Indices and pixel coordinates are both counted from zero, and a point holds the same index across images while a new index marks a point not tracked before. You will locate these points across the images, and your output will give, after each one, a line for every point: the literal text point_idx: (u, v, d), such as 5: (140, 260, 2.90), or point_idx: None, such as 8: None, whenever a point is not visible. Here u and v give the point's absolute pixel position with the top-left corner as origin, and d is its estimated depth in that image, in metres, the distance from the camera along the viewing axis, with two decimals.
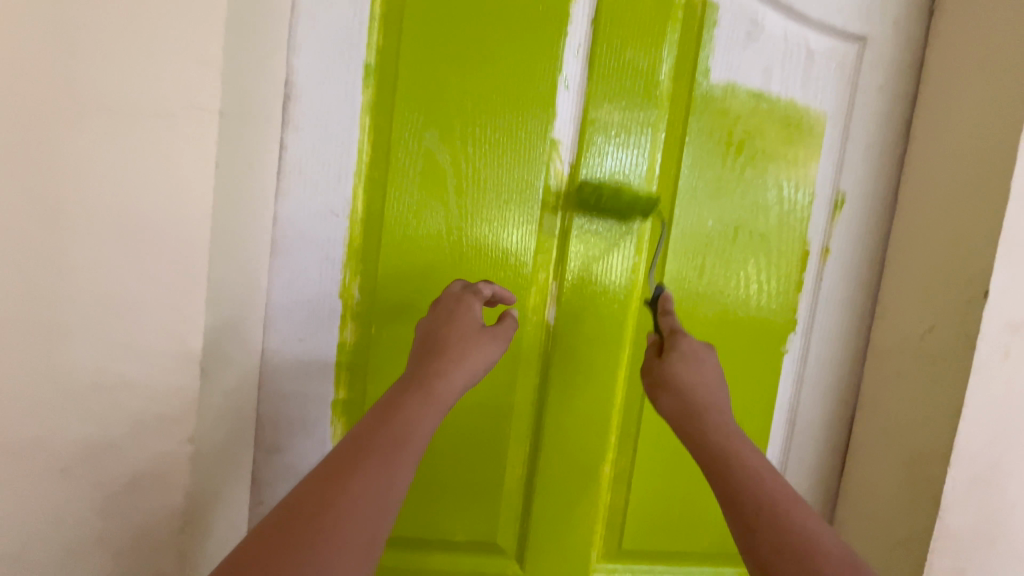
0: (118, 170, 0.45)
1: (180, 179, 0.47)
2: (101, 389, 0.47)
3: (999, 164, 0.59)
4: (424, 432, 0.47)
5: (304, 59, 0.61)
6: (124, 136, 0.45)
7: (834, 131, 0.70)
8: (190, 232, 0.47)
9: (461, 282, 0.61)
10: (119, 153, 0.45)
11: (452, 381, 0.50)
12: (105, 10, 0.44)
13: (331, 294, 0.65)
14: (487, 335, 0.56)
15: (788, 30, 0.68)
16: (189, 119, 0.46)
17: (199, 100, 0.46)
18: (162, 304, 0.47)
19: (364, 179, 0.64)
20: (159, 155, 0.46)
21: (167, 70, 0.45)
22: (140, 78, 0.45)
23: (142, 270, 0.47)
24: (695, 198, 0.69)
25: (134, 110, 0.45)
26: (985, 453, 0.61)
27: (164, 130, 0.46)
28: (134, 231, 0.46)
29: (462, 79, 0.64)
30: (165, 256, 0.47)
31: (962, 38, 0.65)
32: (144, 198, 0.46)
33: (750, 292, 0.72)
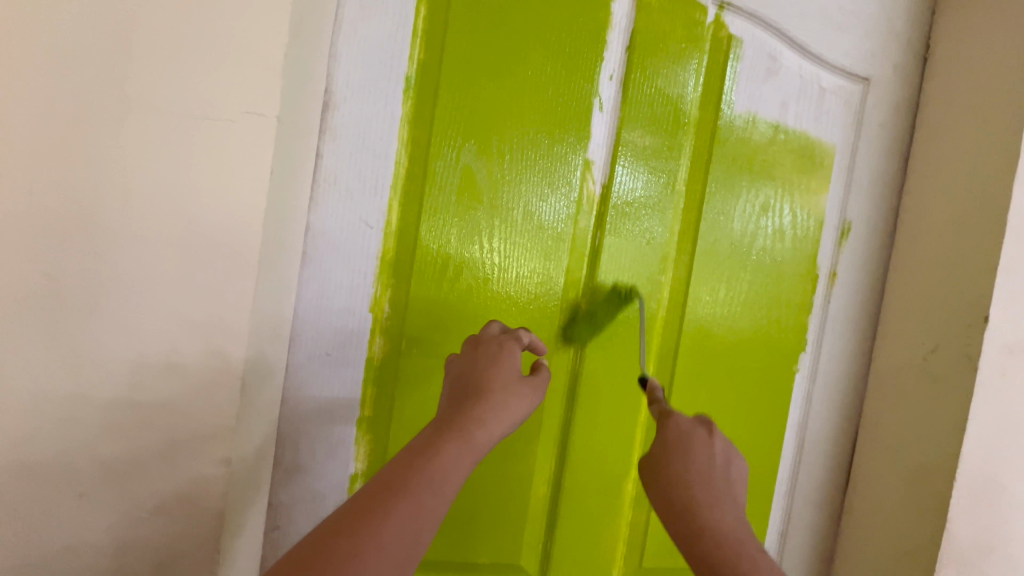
0: (168, 169, 0.43)
1: (232, 186, 0.45)
2: (137, 400, 0.45)
3: (995, 203, 0.65)
4: (456, 483, 0.46)
5: (345, 68, 0.59)
6: (175, 133, 0.43)
7: (841, 163, 0.75)
8: (240, 238, 0.45)
9: (501, 325, 0.60)
10: (169, 150, 0.43)
11: (490, 431, 0.49)
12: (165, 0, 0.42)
13: (361, 308, 0.63)
14: (528, 386, 0.54)
15: (803, 68, 0.73)
16: (246, 125, 0.45)
17: (257, 100, 0.44)
18: (206, 313, 0.45)
19: (399, 192, 0.63)
20: (212, 156, 0.44)
21: (226, 68, 0.44)
22: (197, 73, 0.43)
23: (187, 276, 0.45)
24: (718, 222, 0.72)
25: (188, 106, 0.43)
26: (987, 468, 0.65)
27: (218, 130, 0.44)
28: (180, 233, 0.44)
29: (501, 97, 0.64)
30: (212, 262, 0.45)
31: (956, 85, 0.71)
32: (193, 200, 0.44)
33: (766, 313, 0.75)
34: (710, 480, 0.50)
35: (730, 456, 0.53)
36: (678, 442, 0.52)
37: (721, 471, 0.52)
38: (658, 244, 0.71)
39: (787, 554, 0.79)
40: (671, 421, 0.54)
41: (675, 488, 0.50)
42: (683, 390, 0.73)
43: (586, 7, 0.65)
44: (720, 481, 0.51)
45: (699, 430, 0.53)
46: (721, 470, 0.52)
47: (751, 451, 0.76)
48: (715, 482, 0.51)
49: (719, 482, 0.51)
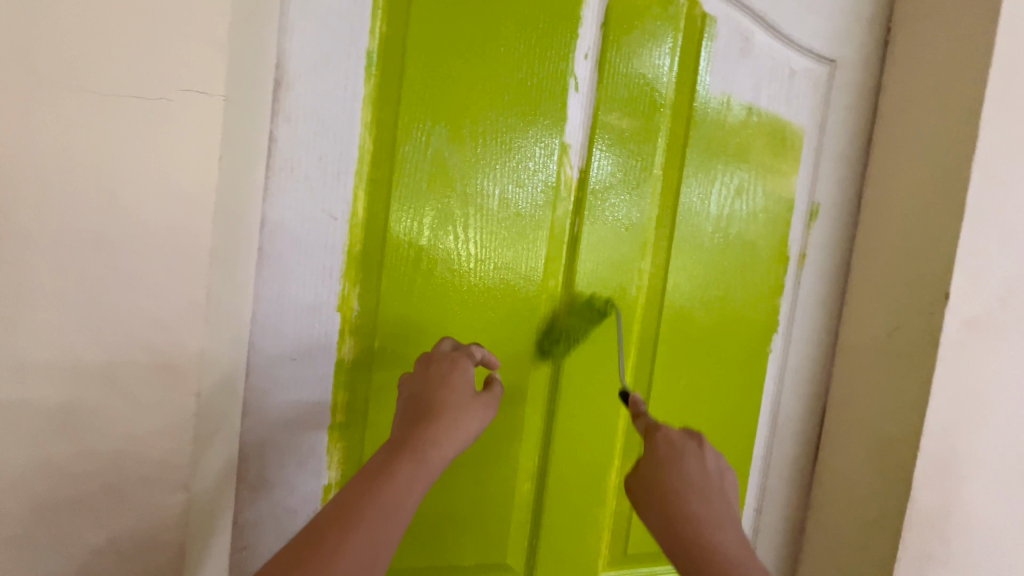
0: (95, 154, 0.37)
1: (172, 179, 0.39)
2: (72, 423, 0.39)
3: (953, 181, 0.67)
4: (410, 508, 0.43)
5: (298, 42, 0.54)
6: (102, 111, 0.37)
7: (810, 146, 0.76)
8: (190, 235, 0.40)
9: (450, 341, 0.58)
10: (94, 131, 0.37)
11: (445, 451, 0.46)
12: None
13: (327, 307, 0.58)
14: (483, 401, 0.52)
15: (775, 49, 0.72)
16: (186, 103, 0.38)
17: (199, 74, 0.38)
18: (152, 322, 0.40)
19: (365, 180, 0.58)
20: (149, 139, 0.38)
21: (160, 34, 0.37)
22: (124, 38, 0.37)
23: (125, 279, 0.39)
24: (695, 206, 0.71)
25: (116, 79, 0.37)
26: (948, 437, 0.69)
27: (154, 108, 0.38)
28: (114, 230, 0.38)
29: (473, 75, 0.60)
30: (156, 263, 0.39)
31: (917, 66, 0.72)
32: (128, 191, 0.38)
33: (741, 295, 0.75)
34: (705, 497, 0.50)
35: (723, 471, 0.53)
36: (668, 458, 0.52)
37: (717, 487, 0.51)
38: (637, 229, 0.69)
39: (760, 528, 0.81)
40: (659, 436, 0.54)
41: (673, 504, 0.49)
42: (665, 372, 0.73)
43: None
44: (717, 497, 0.51)
45: (689, 444, 0.53)
46: (716, 486, 0.51)
47: (728, 430, 0.77)
48: (712, 500, 0.50)
49: (717, 500, 0.50)
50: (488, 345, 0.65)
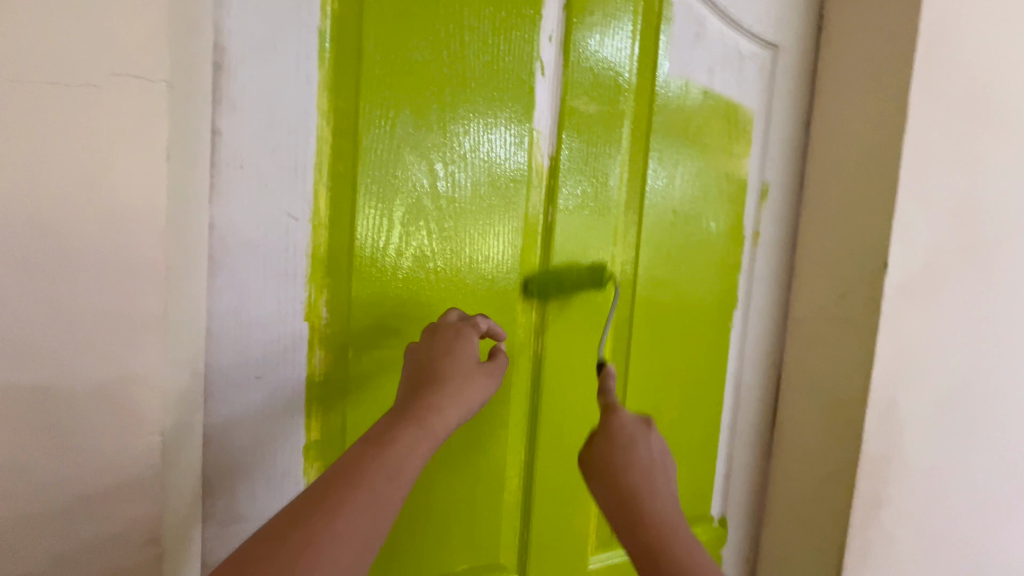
0: (15, 153, 0.31)
1: (115, 185, 0.33)
2: (12, 468, 0.33)
3: (888, 157, 0.72)
4: (415, 471, 0.41)
5: (238, 19, 0.47)
6: (13, 100, 0.31)
7: (759, 128, 0.79)
8: (140, 244, 0.35)
9: (457, 312, 0.56)
10: (7, 124, 0.31)
11: (448, 418, 0.45)
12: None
13: (293, 317, 0.53)
14: (487, 371, 0.51)
15: (725, 34, 0.74)
16: (119, 91, 0.33)
17: (138, 60, 0.33)
18: (98, 347, 0.34)
19: (326, 174, 0.53)
20: (74, 133, 0.32)
21: (82, 8, 0.32)
22: (37, 12, 0.31)
23: (62, 297, 0.33)
24: (660, 189, 0.72)
25: (32, 63, 0.31)
26: (889, 392, 0.76)
27: (76, 96, 0.32)
28: (42, 242, 0.32)
29: (436, 58, 0.56)
30: (97, 278, 0.34)
31: (852, 50, 0.77)
32: (56, 194, 0.32)
33: (705, 274, 0.78)
34: (651, 476, 0.48)
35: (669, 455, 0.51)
36: (622, 439, 0.49)
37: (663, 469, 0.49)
38: (608, 215, 0.69)
39: (730, 493, 0.86)
40: (615, 417, 0.51)
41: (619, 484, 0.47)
42: (640, 353, 0.74)
43: None
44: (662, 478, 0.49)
45: (641, 427, 0.51)
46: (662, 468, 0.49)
47: (699, 405, 0.80)
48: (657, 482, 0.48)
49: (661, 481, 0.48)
50: None
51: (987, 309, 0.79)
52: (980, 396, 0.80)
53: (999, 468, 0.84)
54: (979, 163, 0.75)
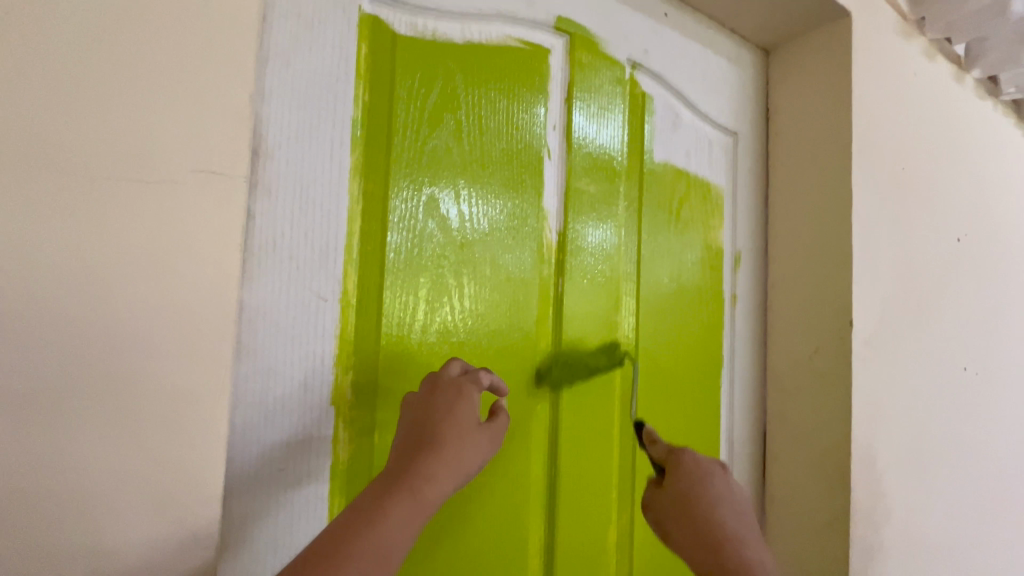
0: (120, 256, 0.36)
1: (192, 271, 0.39)
2: (77, 549, 0.35)
3: (841, 228, 0.83)
4: (400, 552, 0.38)
5: (277, 107, 0.49)
6: (111, 194, 0.36)
7: (729, 203, 0.89)
8: (211, 317, 0.39)
9: (458, 362, 0.51)
10: (103, 218, 0.36)
11: (442, 491, 0.42)
12: (89, 40, 0.36)
13: (319, 401, 0.51)
14: (486, 435, 0.47)
15: (696, 124, 0.84)
16: (203, 186, 0.39)
17: (220, 159, 0.40)
18: (161, 412, 0.37)
19: (355, 254, 0.53)
20: (158, 218, 0.37)
21: (176, 121, 0.38)
22: (139, 126, 0.37)
23: (133, 370, 0.37)
24: (653, 259, 0.78)
25: (137, 176, 0.37)
26: (867, 437, 0.82)
27: (160, 190, 0.38)
28: (122, 319, 0.36)
29: (458, 145, 0.60)
30: (168, 346, 0.38)
31: (798, 137, 0.90)
32: (139, 277, 0.37)
33: (695, 336, 0.83)
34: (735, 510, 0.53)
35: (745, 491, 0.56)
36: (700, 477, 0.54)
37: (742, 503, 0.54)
38: (611, 285, 0.73)
39: None
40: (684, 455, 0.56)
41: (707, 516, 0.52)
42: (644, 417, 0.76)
43: (529, 58, 0.65)
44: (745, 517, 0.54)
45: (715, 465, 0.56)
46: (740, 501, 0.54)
47: None
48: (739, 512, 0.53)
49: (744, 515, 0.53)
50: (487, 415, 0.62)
51: (920, 356, 0.91)
52: (924, 433, 0.91)
53: (948, 501, 0.93)
54: (898, 232, 0.89)
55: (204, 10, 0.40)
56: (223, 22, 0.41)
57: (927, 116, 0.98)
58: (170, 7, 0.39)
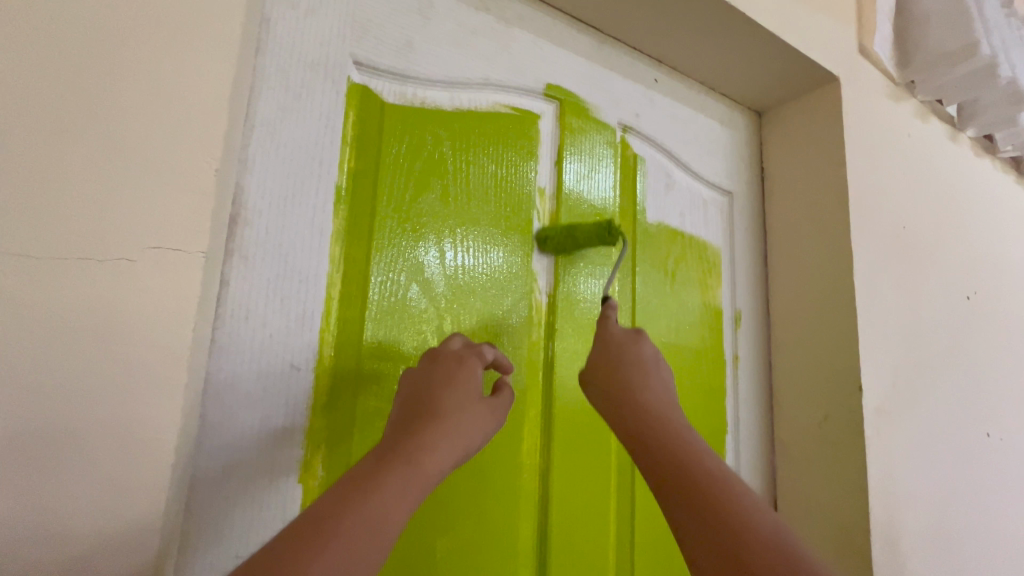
0: (56, 342, 0.33)
1: (136, 357, 0.35)
2: None
3: (844, 290, 0.81)
4: (397, 523, 0.35)
5: (259, 175, 0.49)
6: (54, 273, 0.33)
7: (726, 263, 0.87)
8: (154, 407, 0.35)
9: (461, 339, 0.51)
10: (45, 293, 0.33)
11: (442, 458, 0.40)
12: (52, 112, 0.34)
13: (286, 478, 0.47)
14: (487, 406, 0.46)
15: (689, 184, 0.84)
16: (158, 264, 0.36)
17: (181, 234, 0.37)
18: (89, 513, 0.33)
19: (333, 320, 0.52)
20: (105, 299, 0.34)
21: (137, 194, 0.36)
22: (97, 192, 0.35)
23: (64, 461, 0.32)
24: (650, 320, 0.75)
25: (84, 255, 0.34)
26: (886, 515, 0.76)
27: (111, 268, 0.35)
28: (57, 402, 0.32)
29: (444, 207, 0.59)
30: (101, 442, 0.34)
31: (795, 197, 0.89)
32: (81, 355, 0.33)
33: (697, 402, 0.78)
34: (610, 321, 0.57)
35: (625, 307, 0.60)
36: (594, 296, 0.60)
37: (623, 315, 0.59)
38: None
39: None
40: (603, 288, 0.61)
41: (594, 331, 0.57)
42: (644, 489, 0.71)
43: (518, 123, 0.66)
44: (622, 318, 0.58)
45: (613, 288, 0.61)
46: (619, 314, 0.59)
47: None
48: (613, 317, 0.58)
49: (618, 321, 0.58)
50: (474, 489, 0.58)
51: (935, 423, 0.86)
52: (947, 509, 0.84)
53: None
54: (903, 294, 0.87)
55: (182, 73, 0.39)
56: (197, 91, 0.39)
57: (923, 175, 0.97)
58: (145, 71, 0.37)
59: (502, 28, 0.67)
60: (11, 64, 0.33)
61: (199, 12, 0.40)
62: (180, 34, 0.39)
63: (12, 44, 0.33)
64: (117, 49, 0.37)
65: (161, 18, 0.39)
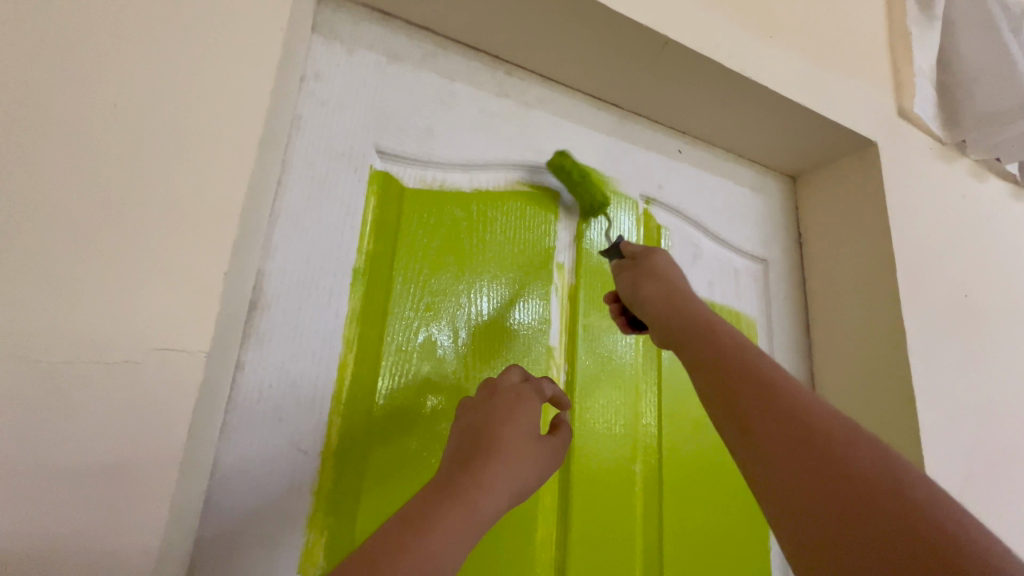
0: (60, 443, 0.34)
1: (132, 453, 0.35)
2: None
3: (897, 365, 0.74)
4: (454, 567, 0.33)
5: (280, 262, 0.52)
6: (67, 375, 0.35)
7: (763, 334, 0.82)
8: (141, 506, 0.35)
9: (519, 370, 0.48)
10: (56, 394, 0.34)
11: (497, 497, 0.37)
12: (86, 226, 0.37)
13: (285, 568, 0.46)
14: (545, 446, 0.43)
15: (719, 253, 0.82)
16: (162, 361, 0.38)
17: (186, 330, 0.39)
18: None
19: (344, 400, 0.52)
20: (109, 399, 0.36)
21: (151, 296, 0.38)
22: (116, 297, 0.37)
23: (49, 563, 0.32)
24: (678, 397, 0.71)
25: (96, 356, 0.36)
26: None
27: (117, 368, 0.36)
28: (51, 505, 0.33)
29: (460, 281, 0.60)
30: (87, 542, 0.33)
31: (837, 264, 0.84)
32: (80, 457, 0.34)
33: (734, 489, 0.72)
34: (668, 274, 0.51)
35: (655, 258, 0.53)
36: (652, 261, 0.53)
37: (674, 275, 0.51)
38: (627, 426, 0.66)
39: None
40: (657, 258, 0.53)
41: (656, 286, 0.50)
42: None
43: (535, 199, 0.67)
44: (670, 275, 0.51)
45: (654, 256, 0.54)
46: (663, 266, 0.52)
47: None
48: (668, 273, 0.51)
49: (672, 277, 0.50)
50: None
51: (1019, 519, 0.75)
52: None
53: None
54: (970, 369, 0.78)
55: (203, 181, 0.42)
56: (216, 193, 0.42)
57: (983, 237, 0.89)
58: (171, 182, 0.41)
59: (520, 110, 0.70)
60: (56, 186, 0.37)
61: (225, 123, 0.44)
62: (206, 145, 0.43)
63: (61, 169, 0.38)
64: (146, 163, 0.40)
65: (190, 133, 0.42)
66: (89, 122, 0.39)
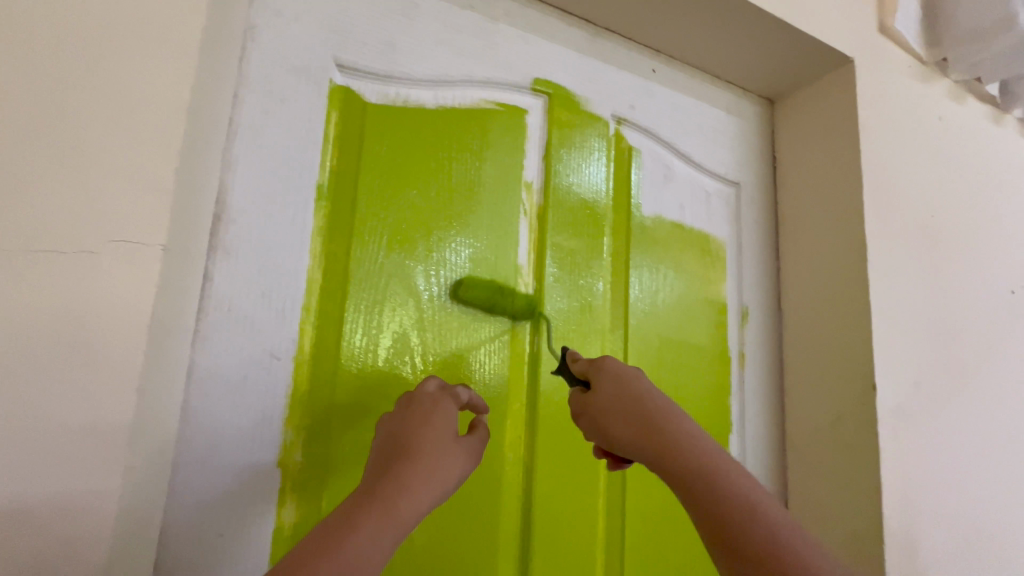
0: (28, 325, 0.36)
1: (97, 339, 0.38)
2: None
3: (855, 283, 0.76)
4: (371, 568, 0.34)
5: (241, 175, 0.52)
6: (28, 263, 0.36)
7: (731, 256, 0.84)
8: (110, 386, 0.38)
9: (435, 381, 0.48)
10: (20, 280, 0.36)
11: (418, 498, 0.38)
12: (29, 117, 0.38)
13: (265, 460, 0.50)
14: (463, 445, 0.43)
15: (691, 177, 0.82)
16: (119, 255, 0.39)
17: (140, 226, 0.40)
18: (50, 479, 0.35)
19: (314, 312, 0.54)
20: (72, 287, 0.38)
21: (103, 191, 0.39)
22: (68, 190, 0.38)
23: (29, 430, 0.35)
24: (644, 314, 0.74)
25: (54, 247, 0.37)
26: (903, 522, 0.71)
27: (76, 258, 0.38)
28: (24, 381, 0.36)
29: (425, 202, 0.61)
30: (62, 415, 0.36)
31: (807, 185, 0.85)
32: (50, 339, 0.37)
33: (695, 397, 0.76)
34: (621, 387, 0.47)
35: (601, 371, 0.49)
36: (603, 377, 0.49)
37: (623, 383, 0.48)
38: (593, 341, 0.69)
39: None
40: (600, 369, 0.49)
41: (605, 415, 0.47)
42: (637, 480, 0.69)
43: (503, 120, 0.67)
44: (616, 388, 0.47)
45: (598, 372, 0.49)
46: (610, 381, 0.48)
47: None
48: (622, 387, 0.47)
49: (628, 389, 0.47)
50: None
51: (962, 423, 0.80)
52: (975, 515, 0.78)
53: None
54: (927, 286, 0.81)
55: (147, 84, 0.42)
56: (160, 93, 0.42)
57: (953, 159, 0.90)
58: (113, 79, 0.41)
59: (484, 23, 0.68)
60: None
61: (165, 26, 0.43)
62: (147, 48, 0.42)
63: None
64: (87, 58, 0.40)
65: (129, 31, 0.42)
66: (20, 12, 0.38)
